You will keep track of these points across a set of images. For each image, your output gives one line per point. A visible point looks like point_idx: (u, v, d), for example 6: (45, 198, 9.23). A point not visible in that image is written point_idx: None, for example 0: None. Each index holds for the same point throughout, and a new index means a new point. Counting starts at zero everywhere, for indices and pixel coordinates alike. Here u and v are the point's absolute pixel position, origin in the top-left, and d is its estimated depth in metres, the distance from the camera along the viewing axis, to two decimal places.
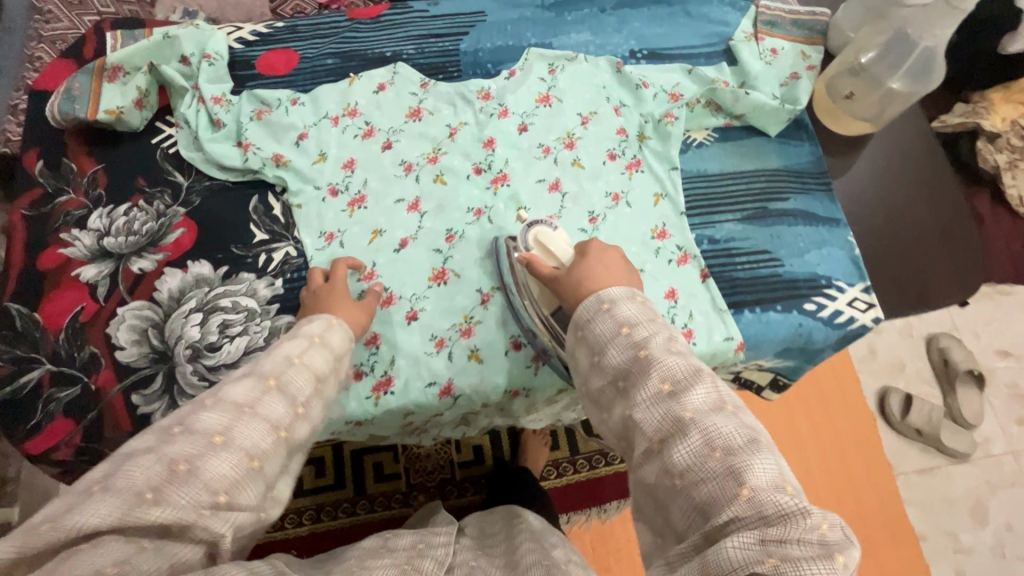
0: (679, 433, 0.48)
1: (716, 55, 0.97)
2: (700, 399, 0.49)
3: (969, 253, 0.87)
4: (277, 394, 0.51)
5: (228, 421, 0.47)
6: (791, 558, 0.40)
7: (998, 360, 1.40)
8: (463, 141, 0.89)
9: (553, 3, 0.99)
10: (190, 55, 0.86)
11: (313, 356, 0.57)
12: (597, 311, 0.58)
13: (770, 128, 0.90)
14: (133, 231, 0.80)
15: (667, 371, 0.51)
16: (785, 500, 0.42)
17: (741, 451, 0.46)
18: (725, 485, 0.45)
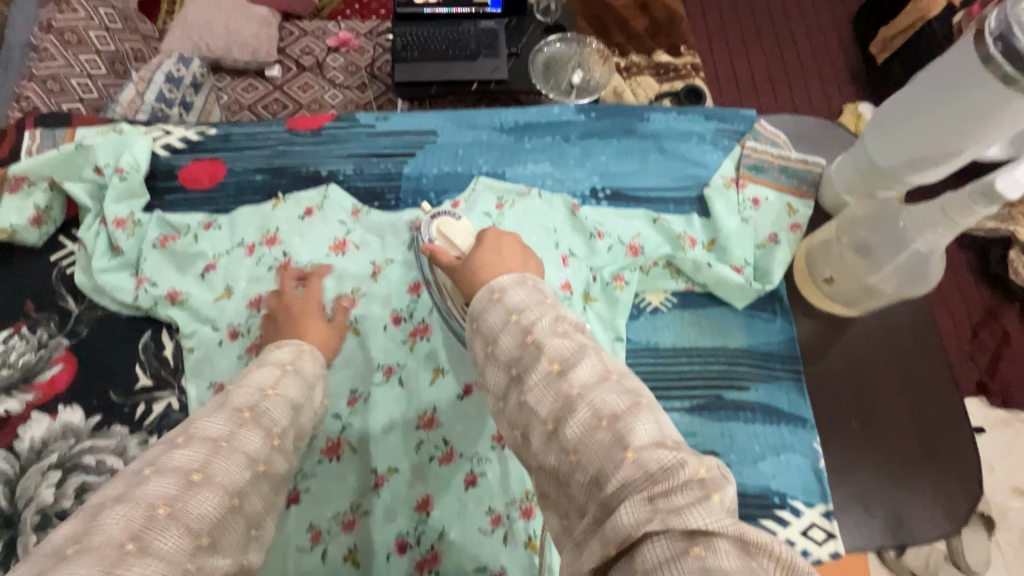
0: (569, 409, 0.43)
1: (689, 200, 0.86)
2: (587, 371, 0.44)
3: (958, 471, 0.74)
4: (254, 427, 0.51)
5: (206, 456, 0.46)
6: (675, 508, 0.35)
7: (1016, 500, 1.12)
8: (386, 284, 0.79)
9: (513, 126, 0.90)
10: (103, 166, 0.79)
11: (288, 388, 0.57)
12: (486, 301, 0.50)
13: (735, 301, 0.79)
14: (7, 364, 0.73)
15: (555, 351, 0.45)
16: (667, 454, 0.38)
17: (625, 414, 0.41)
18: (611, 453, 0.40)
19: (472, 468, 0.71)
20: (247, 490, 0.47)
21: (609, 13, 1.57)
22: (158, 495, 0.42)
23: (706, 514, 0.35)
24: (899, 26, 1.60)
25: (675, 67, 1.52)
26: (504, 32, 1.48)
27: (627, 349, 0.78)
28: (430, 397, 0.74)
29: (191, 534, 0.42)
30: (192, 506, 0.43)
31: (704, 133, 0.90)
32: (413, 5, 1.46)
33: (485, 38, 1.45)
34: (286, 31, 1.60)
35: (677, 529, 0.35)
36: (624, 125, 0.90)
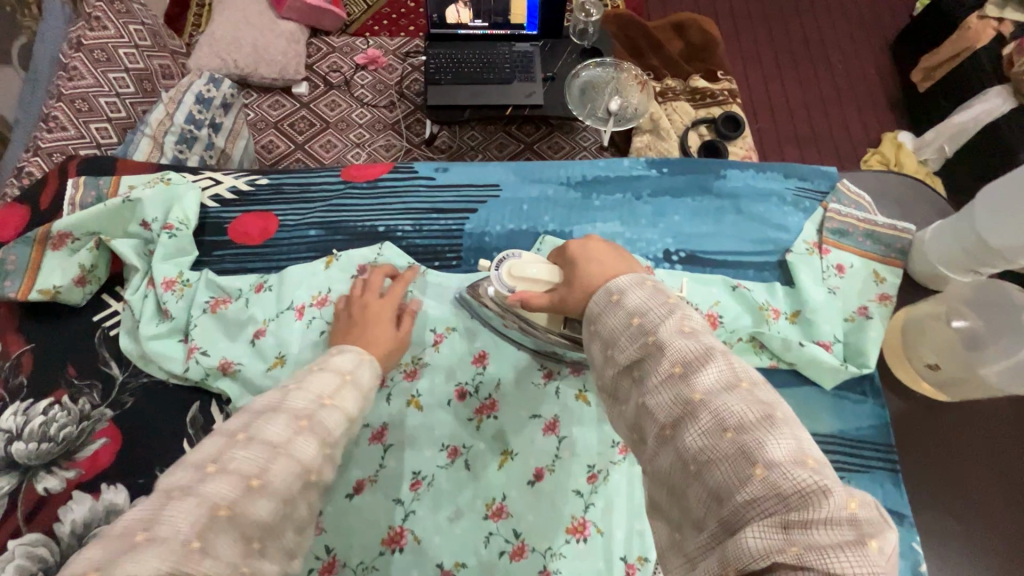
0: (689, 416, 0.37)
1: (769, 266, 0.81)
2: (713, 376, 0.37)
3: None
4: (310, 435, 0.46)
5: (265, 462, 0.42)
6: (817, 546, 0.29)
7: None
8: (449, 353, 0.75)
9: (581, 181, 0.85)
10: (151, 221, 0.75)
11: (346, 399, 0.51)
12: (604, 305, 0.45)
13: (825, 383, 0.73)
14: (47, 437, 0.68)
15: (677, 353, 0.39)
16: (805, 476, 0.32)
17: (755, 426, 0.34)
18: (736, 467, 0.34)
19: (546, 564, 0.65)
20: (298, 497, 0.44)
21: (644, 36, 1.52)
22: (219, 497, 0.39)
23: (856, 560, 0.28)
24: (944, 55, 1.52)
25: (711, 92, 1.43)
26: (540, 54, 1.41)
27: None
28: (498, 483, 0.69)
29: (242, 535, 0.39)
30: (250, 512, 0.40)
31: (783, 193, 0.85)
32: (447, 26, 1.39)
33: (519, 62, 1.39)
34: (314, 48, 1.58)
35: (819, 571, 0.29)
36: (699, 183, 0.85)
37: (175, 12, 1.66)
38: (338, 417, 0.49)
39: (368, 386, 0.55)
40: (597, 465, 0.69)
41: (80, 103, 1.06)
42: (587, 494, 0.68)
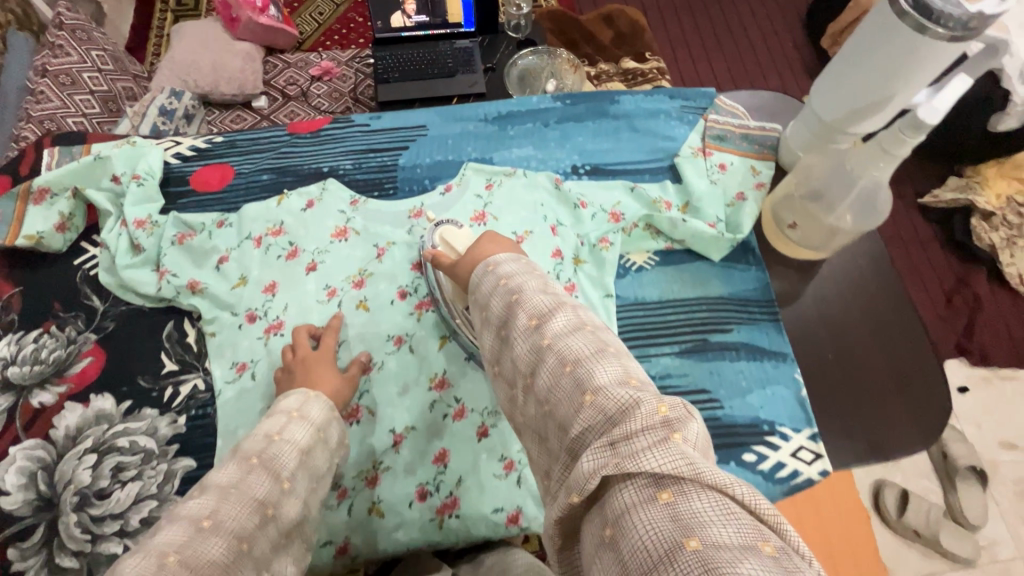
0: (541, 360, 0.47)
1: (662, 170, 0.95)
2: (561, 322, 0.49)
3: (933, 390, 0.80)
4: (262, 472, 0.57)
5: (215, 505, 0.52)
6: (633, 452, 0.38)
7: (1003, 452, 1.33)
8: (391, 263, 0.86)
9: (497, 116, 0.98)
10: (121, 174, 0.86)
11: (295, 432, 0.62)
12: (482, 273, 0.57)
13: (712, 254, 0.87)
14: (39, 360, 0.77)
15: (533, 307, 0.51)
16: (624, 394, 0.41)
17: (586, 360, 0.45)
18: (574, 398, 0.44)
19: (484, 420, 0.76)
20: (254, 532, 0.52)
21: (577, 28, 1.67)
22: (167, 544, 0.48)
23: (660, 455, 0.37)
24: (845, 21, 1.73)
25: (644, 71, 1.60)
26: (479, 49, 1.53)
27: (617, 305, 0.85)
28: (440, 362, 0.79)
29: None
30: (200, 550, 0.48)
31: (670, 110, 0.99)
32: (390, 30, 1.51)
33: (461, 57, 1.52)
34: (270, 66, 1.67)
35: (640, 475, 0.37)
36: (599, 108, 0.99)
37: (135, 44, 1.77)
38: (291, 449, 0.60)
39: (320, 420, 0.66)
40: None
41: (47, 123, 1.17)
42: None
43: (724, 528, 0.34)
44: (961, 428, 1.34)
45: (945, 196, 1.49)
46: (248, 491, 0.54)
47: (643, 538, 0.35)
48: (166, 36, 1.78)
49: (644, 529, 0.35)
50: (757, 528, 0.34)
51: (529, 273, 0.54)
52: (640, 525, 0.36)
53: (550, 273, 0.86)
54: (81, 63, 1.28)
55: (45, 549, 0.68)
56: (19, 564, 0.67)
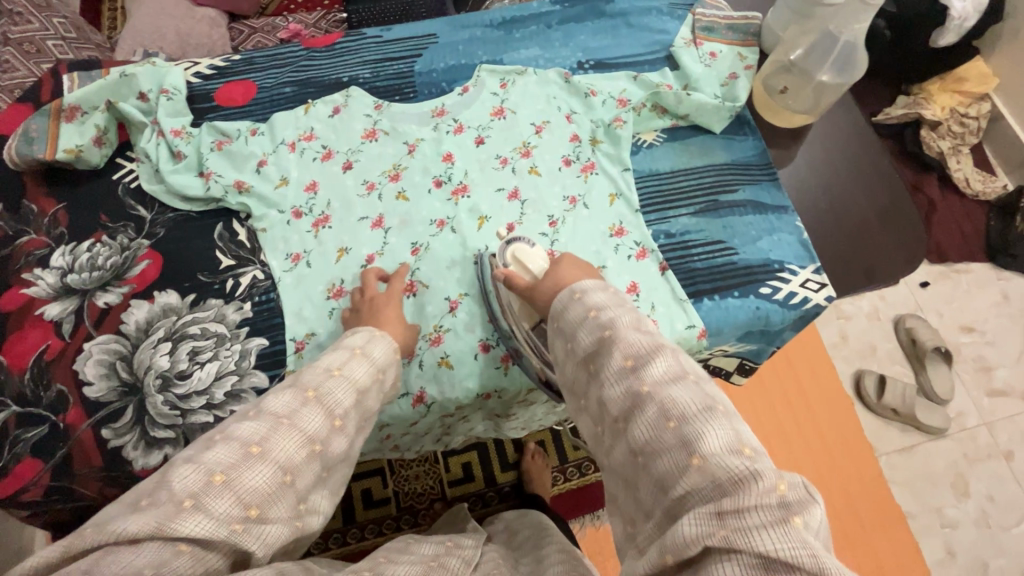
0: (638, 407, 0.47)
1: (659, 61, 1.02)
2: (662, 369, 0.48)
3: (910, 228, 0.94)
4: (316, 406, 0.53)
5: (266, 431, 0.49)
6: (744, 528, 0.38)
7: (963, 335, 1.48)
8: (423, 157, 0.91)
9: (502, 21, 1.04)
10: (147, 91, 0.88)
11: (356, 369, 0.59)
12: (568, 300, 0.58)
13: (714, 126, 0.96)
14: (97, 267, 0.80)
15: (628, 347, 0.51)
16: (737, 464, 0.41)
17: (695, 417, 0.45)
18: (677, 457, 0.44)
19: None
20: (303, 465, 0.50)
21: None
22: (216, 463, 0.46)
23: (780, 538, 0.36)
24: None
25: None
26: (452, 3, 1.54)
27: (635, 177, 0.93)
28: (482, 238, 0.85)
29: (243, 503, 0.45)
30: (244, 475, 0.46)
31: (661, 7, 1.06)
32: None
33: (435, 7, 1.50)
34: (237, 32, 1.49)
35: (747, 554, 0.37)
36: (595, 9, 1.06)
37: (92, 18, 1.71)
38: (346, 387, 0.57)
39: (383, 360, 0.63)
40: (556, 214, 0.88)
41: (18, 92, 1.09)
42: (551, 234, 0.86)
43: None
44: (926, 317, 1.49)
45: (894, 113, 1.58)
46: (299, 422, 0.52)
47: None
48: (120, 7, 1.72)
49: None
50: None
51: (621, 306, 0.55)
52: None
53: (570, 155, 0.93)
54: (44, 30, 1.18)
55: (138, 426, 0.71)
56: (115, 441, 0.70)
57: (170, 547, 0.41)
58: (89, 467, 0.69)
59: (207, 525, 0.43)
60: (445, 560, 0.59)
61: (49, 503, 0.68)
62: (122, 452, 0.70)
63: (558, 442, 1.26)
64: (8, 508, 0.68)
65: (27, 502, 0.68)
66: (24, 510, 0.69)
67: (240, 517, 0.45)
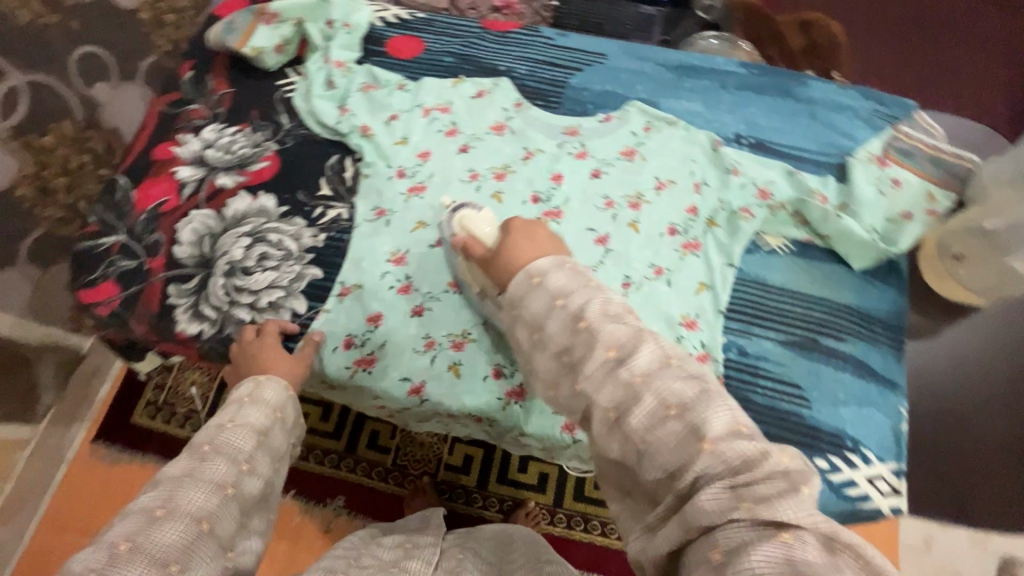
0: (634, 399, 0.43)
1: (827, 165, 0.89)
2: (646, 358, 0.44)
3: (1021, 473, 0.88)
4: (218, 456, 0.55)
5: (170, 492, 0.51)
6: (762, 499, 0.37)
7: None
8: (534, 168, 0.90)
9: (677, 65, 0.98)
10: (335, 21, 0.97)
11: (247, 416, 0.61)
12: (526, 287, 0.52)
13: (855, 261, 0.82)
14: (230, 151, 0.91)
15: (611, 338, 0.46)
16: (747, 445, 0.39)
17: (695, 403, 0.41)
18: (684, 440, 0.41)
19: None
20: (219, 510, 0.52)
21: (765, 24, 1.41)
22: (119, 535, 0.47)
23: (794, 505, 0.36)
24: None
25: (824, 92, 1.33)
26: (662, 21, 1.47)
27: (736, 276, 0.83)
28: None
29: (160, 560, 0.46)
30: (153, 538, 0.47)
31: (859, 110, 0.93)
32: None
33: (640, 23, 1.45)
34: None
35: (764, 521, 0.36)
36: (782, 87, 0.95)
37: None
38: (244, 432, 0.59)
39: (274, 401, 0.66)
40: (634, 277, 0.82)
41: None
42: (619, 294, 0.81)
43: None
44: None
45: None
46: (204, 473, 0.54)
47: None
48: None
49: None
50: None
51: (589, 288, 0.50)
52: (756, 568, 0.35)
53: (679, 226, 0.85)
54: None
55: (195, 296, 0.81)
56: (174, 299, 0.81)
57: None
58: (147, 311, 0.80)
59: None
60: (407, 565, 0.65)
61: (109, 323, 0.81)
62: (175, 311, 0.80)
63: (562, 482, 1.18)
64: (85, 314, 0.82)
65: (96, 315, 0.81)
66: (93, 321, 0.82)
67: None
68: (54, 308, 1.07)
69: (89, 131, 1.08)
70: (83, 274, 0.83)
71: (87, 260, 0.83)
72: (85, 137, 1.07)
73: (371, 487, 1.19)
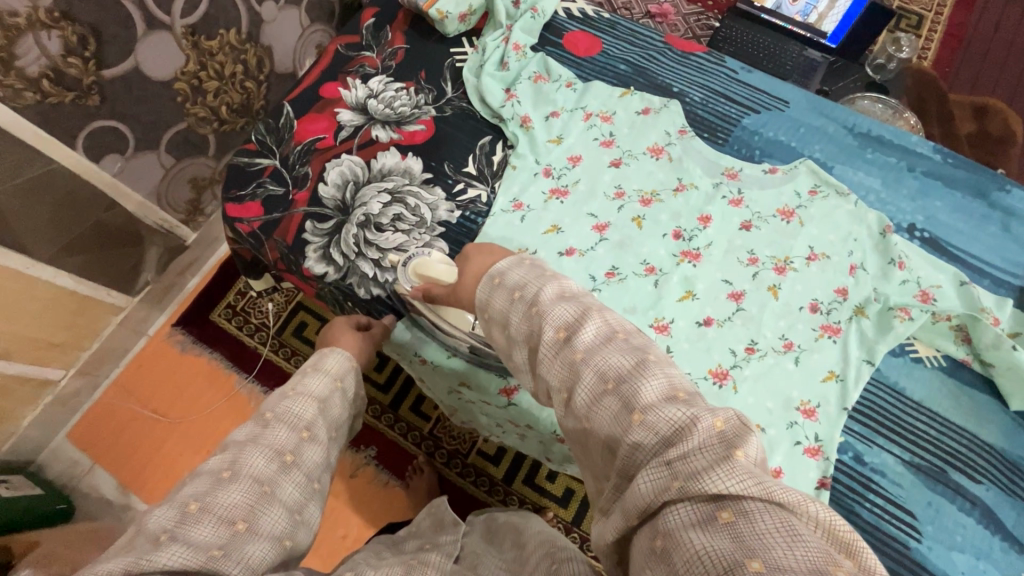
0: (576, 377, 0.47)
1: (1007, 285, 0.81)
2: (591, 333, 0.48)
3: None
4: (279, 425, 0.56)
5: (234, 457, 0.51)
6: (694, 472, 0.37)
7: None
8: (684, 202, 0.85)
9: (864, 133, 0.90)
10: (522, 2, 0.96)
11: (309, 385, 0.62)
12: (490, 288, 0.58)
13: (1012, 400, 0.74)
14: (391, 106, 0.92)
15: (557, 319, 0.50)
16: (676, 414, 0.40)
17: (631, 376, 0.44)
18: (620, 415, 0.43)
19: None
20: (278, 478, 0.52)
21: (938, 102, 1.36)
22: (189, 497, 0.47)
23: (727, 475, 0.35)
24: None
25: None
26: (826, 71, 1.26)
27: (872, 376, 0.77)
28: (673, 310, 0.79)
29: (228, 521, 0.46)
30: (220, 500, 0.47)
31: None
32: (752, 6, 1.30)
33: (803, 67, 1.26)
34: None
35: (700, 493, 0.36)
36: (977, 187, 0.86)
37: None
38: (307, 401, 0.60)
39: (337, 370, 0.66)
40: (760, 344, 0.78)
41: None
42: (740, 358, 0.77)
43: (791, 549, 0.32)
44: None
45: None
46: (264, 440, 0.54)
47: (694, 556, 0.34)
48: None
49: (703, 551, 0.34)
50: (829, 553, 0.32)
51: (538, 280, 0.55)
52: (699, 543, 0.34)
53: (821, 305, 0.80)
54: None
55: (327, 238, 0.83)
56: (308, 235, 0.83)
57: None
58: (281, 240, 0.84)
59: (184, 555, 0.42)
60: (426, 558, 0.59)
61: (247, 240, 0.85)
62: (307, 247, 0.83)
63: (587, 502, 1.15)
64: (226, 225, 0.86)
65: (236, 229, 0.85)
66: (231, 233, 0.86)
67: (226, 533, 0.45)
68: (174, 203, 1.18)
69: (247, 44, 1.11)
70: (233, 187, 0.87)
71: (240, 175, 0.87)
72: (243, 49, 1.11)
73: (403, 448, 1.21)
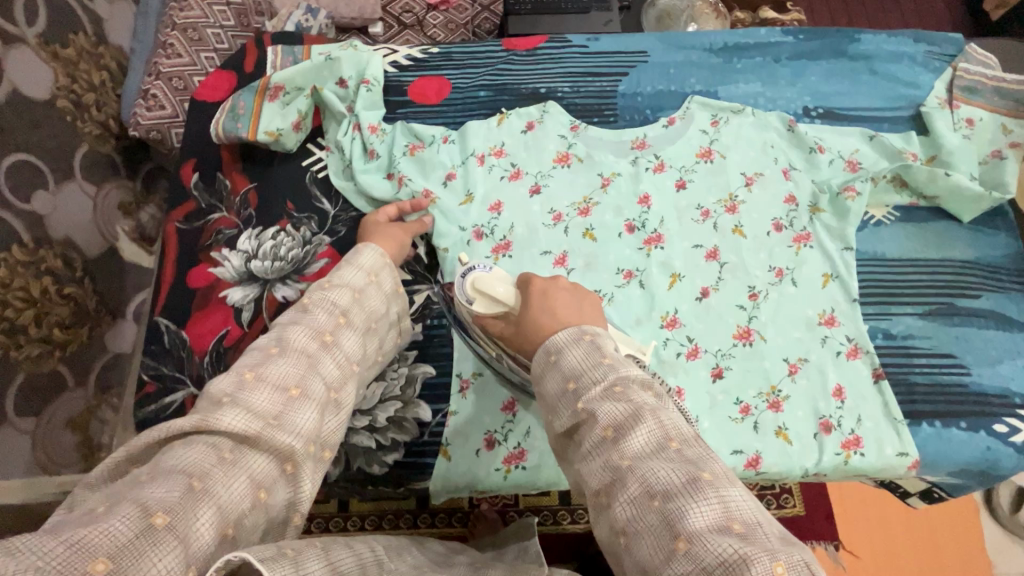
0: (620, 483, 0.39)
1: (901, 120, 0.87)
2: (642, 439, 0.39)
3: None
4: (318, 310, 0.51)
5: (280, 332, 0.48)
6: None
7: None
8: (617, 194, 0.82)
9: (722, 47, 0.92)
10: (348, 78, 0.86)
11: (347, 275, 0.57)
12: (543, 364, 0.47)
13: (965, 214, 0.81)
14: (279, 257, 0.78)
15: (608, 416, 0.41)
16: (728, 548, 0.33)
17: (679, 493, 0.36)
18: (661, 539, 0.35)
19: (718, 362, 0.74)
20: (320, 354, 0.48)
21: None
22: (243, 367, 0.45)
23: None
24: None
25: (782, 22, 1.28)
26: None
27: (856, 258, 0.80)
28: (670, 299, 0.77)
29: (280, 387, 0.44)
30: (270, 369, 0.44)
31: (915, 55, 0.90)
32: None
33: None
34: None
35: None
36: (834, 47, 0.91)
37: None
38: (345, 292, 0.55)
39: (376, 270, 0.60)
40: (758, 285, 0.78)
41: (189, 32, 1.02)
42: (750, 308, 0.77)
43: None
44: None
45: None
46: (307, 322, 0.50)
47: None
48: None
49: None
50: None
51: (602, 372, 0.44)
52: None
53: (782, 220, 0.81)
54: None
55: None
56: None
57: (214, 452, 0.39)
58: None
59: (245, 418, 0.41)
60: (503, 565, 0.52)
61: None
62: None
63: None
64: None
65: None
66: None
67: (282, 398, 0.43)
68: (62, 458, 0.95)
69: (41, 249, 0.89)
70: None
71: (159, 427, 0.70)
72: (39, 257, 0.89)
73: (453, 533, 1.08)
